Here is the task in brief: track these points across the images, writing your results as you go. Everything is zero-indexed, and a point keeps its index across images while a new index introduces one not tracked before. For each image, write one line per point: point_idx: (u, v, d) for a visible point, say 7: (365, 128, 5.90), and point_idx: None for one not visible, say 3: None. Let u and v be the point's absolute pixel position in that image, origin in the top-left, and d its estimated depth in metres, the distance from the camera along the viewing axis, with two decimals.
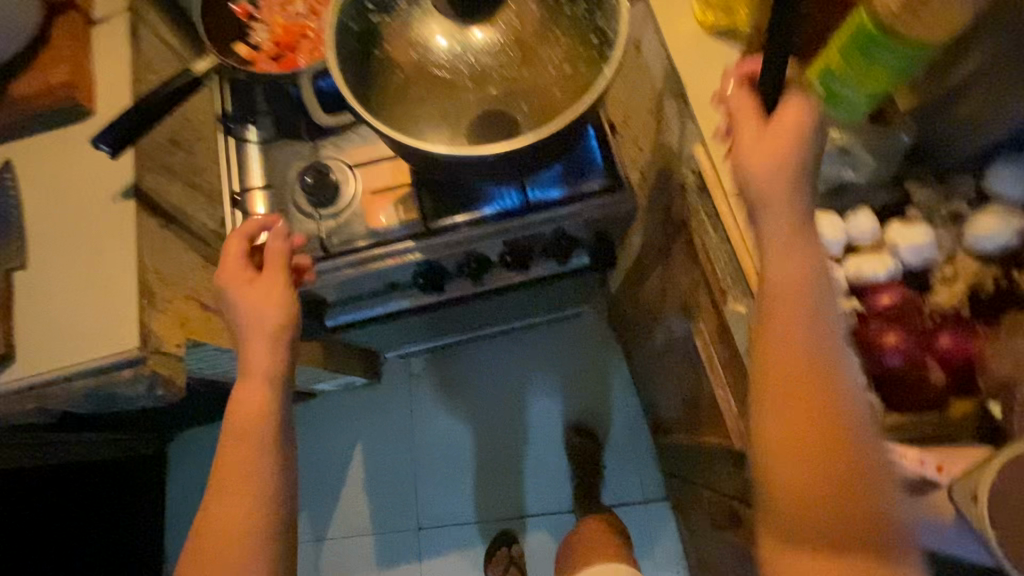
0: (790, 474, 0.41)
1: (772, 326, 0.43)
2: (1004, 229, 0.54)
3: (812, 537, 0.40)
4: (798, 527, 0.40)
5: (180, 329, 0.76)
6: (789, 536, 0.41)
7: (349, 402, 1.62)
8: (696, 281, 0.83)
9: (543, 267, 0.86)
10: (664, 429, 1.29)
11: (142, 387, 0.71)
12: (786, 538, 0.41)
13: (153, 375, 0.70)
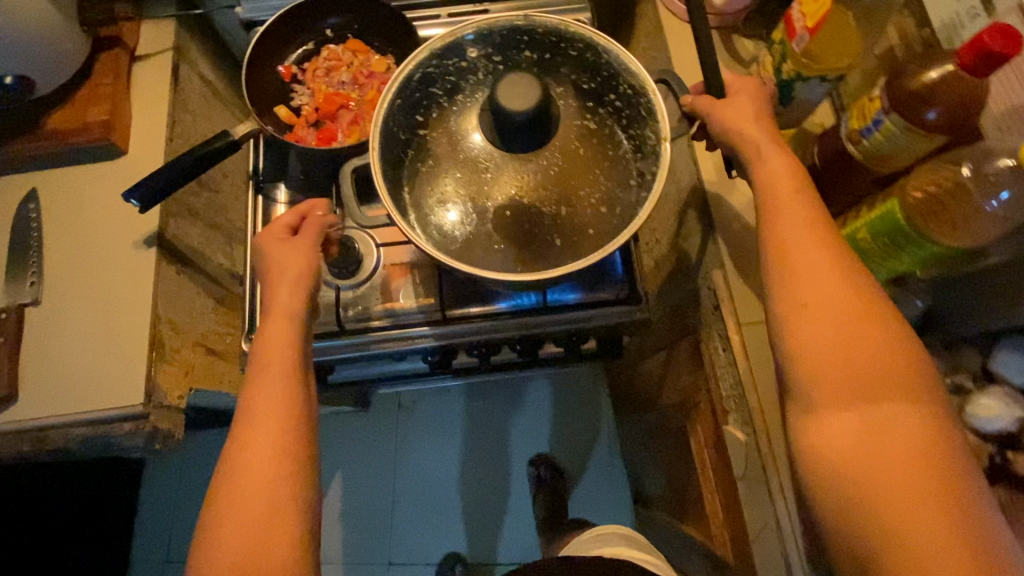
0: (847, 435, 0.41)
1: (799, 300, 0.44)
2: (1005, 413, 0.55)
3: (893, 494, 0.39)
4: (877, 488, 0.39)
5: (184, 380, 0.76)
6: (868, 498, 0.39)
7: (336, 427, 1.61)
8: (697, 387, 0.85)
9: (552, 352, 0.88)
10: (646, 501, 1.30)
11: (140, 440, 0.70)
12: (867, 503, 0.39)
13: (152, 430, 0.69)
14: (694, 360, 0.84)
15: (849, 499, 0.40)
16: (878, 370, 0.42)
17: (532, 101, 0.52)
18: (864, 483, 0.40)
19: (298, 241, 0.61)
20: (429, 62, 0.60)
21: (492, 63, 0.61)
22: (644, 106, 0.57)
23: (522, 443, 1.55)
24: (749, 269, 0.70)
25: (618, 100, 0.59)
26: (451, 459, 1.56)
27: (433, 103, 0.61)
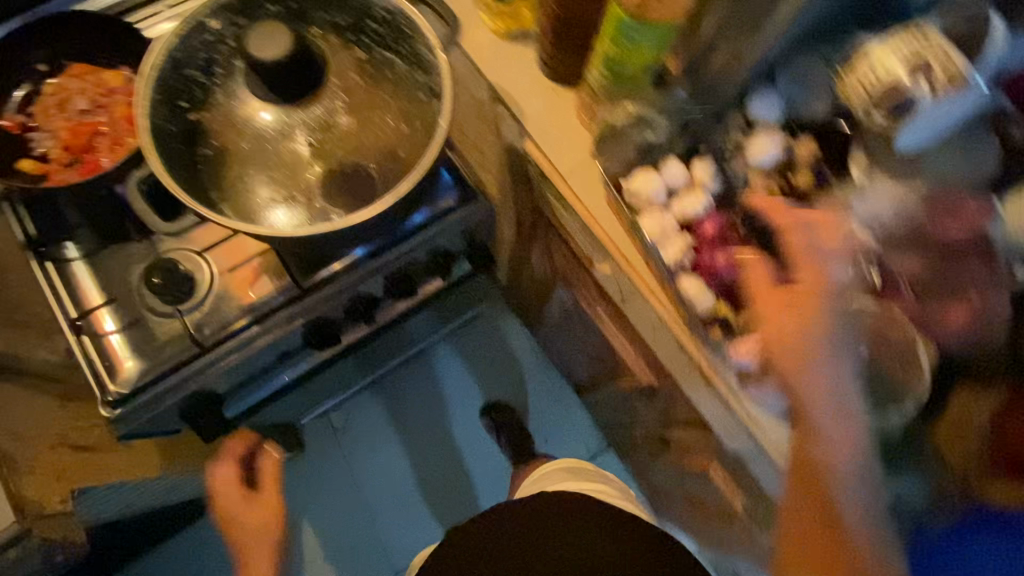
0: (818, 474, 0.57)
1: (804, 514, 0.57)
2: (772, 145, 0.67)
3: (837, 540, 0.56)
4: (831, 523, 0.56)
5: (58, 482, 0.69)
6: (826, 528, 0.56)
7: (273, 477, 1.51)
8: (566, 255, 0.91)
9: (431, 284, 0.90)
10: (587, 387, 1.40)
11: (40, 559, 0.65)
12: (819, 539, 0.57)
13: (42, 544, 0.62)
14: (552, 232, 0.90)
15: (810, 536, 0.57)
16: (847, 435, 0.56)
17: (284, 43, 0.50)
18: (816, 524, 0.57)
19: (258, 499, 0.79)
20: (170, 48, 0.57)
21: (237, 27, 0.59)
22: (402, 21, 0.58)
23: (464, 404, 1.58)
24: (554, 130, 0.76)
25: (378, 23, 0.60)
26: (407, 446, 1.56)
27: (196, 88, 0.58)
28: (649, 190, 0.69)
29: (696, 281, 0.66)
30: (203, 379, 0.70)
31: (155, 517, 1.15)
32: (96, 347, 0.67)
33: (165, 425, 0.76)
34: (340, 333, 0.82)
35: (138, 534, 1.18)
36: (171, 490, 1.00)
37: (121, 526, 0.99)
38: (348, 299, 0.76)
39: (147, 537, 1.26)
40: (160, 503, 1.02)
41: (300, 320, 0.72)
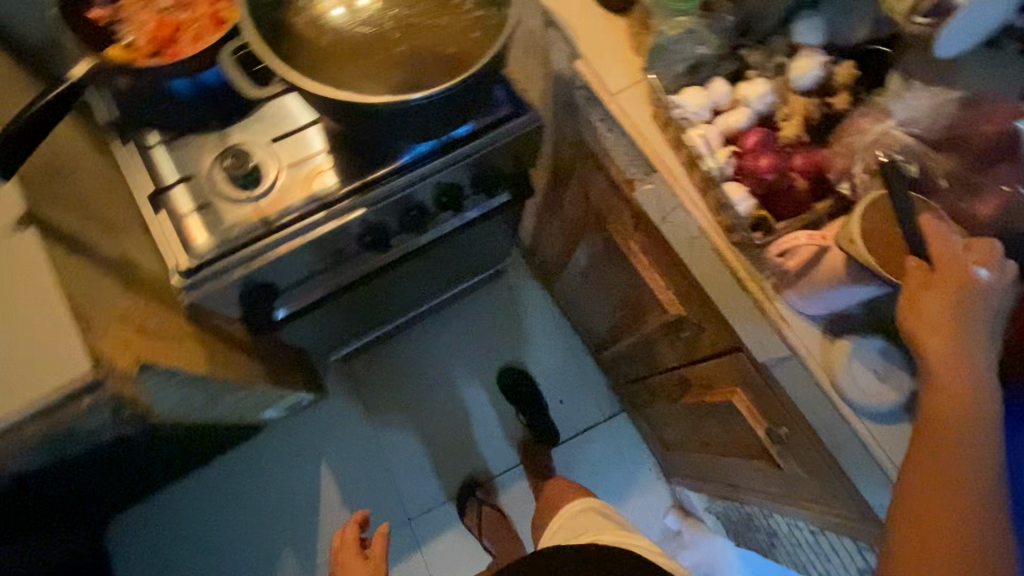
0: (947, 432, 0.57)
1: (920, 485, 0.57)
2: (815, 64, 0.71)
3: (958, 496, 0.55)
4: (951, 477, 0.56)
5: (125, 350, 0.71)
6: (946, 485, 0.56)
7: (297, 420, 1.59)
8: (604, 184, 0.95)
9: (473, 207, 0.95)
10: (609, 342, 1.45)
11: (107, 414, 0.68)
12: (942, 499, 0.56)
13: (115, 396, 0.67)
14: (592, 160, 0.94)
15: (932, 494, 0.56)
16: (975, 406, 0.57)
17: None
18: (935, 482, 0.56)
19: None
20: None
21: None
22: None
23: (483, 366, 1.67)
24: (605, 52, 0.81)
25: None
26: (427, 401, 1.64)
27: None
28: (694, 105, 0.74)
29: (736, 183, 0.71)
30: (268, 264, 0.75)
31: (187, 434, 1.19)
32: (173, 224, 0.72)
33: (223, 312, 0.80)
34: (389, 240, 0.87)
35: (169, 452, 1.23)
36: (212, 398, 1.05)
37: (162, 428, 1.04)
38: (404, 202, 0.81)
39: (176, 458, 1.31)
40: (198, 413, 1.07)
41: (359, 216, 0.77)
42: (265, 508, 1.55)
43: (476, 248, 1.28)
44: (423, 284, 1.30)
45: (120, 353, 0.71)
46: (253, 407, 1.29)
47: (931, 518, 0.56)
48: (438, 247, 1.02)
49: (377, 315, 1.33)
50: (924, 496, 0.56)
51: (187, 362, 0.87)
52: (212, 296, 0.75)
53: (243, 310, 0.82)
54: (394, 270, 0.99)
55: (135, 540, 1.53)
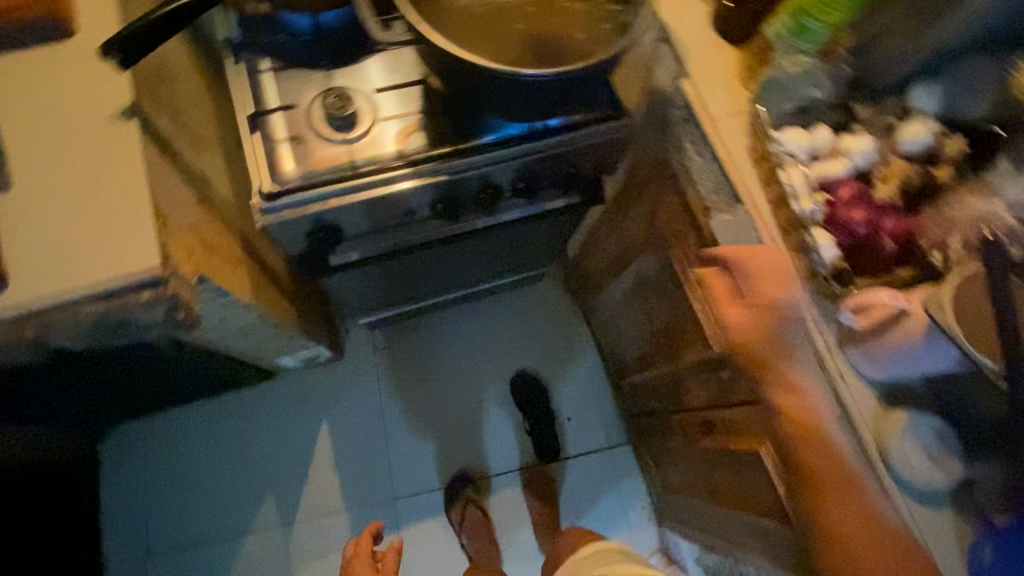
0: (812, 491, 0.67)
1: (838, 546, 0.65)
2: (925, 131, 0.70)
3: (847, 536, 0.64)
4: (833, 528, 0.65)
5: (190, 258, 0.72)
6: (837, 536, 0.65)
7: (308, 375, 1.59)
8: (675, 207, 0.94)
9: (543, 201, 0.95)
10: (632, 371, 1.43)
11: (160, 312, 0.69)
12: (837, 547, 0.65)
13: (174, 296, 0.68)
14: (669, 180, 0.94)
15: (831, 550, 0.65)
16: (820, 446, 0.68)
17: None
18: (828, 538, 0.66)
19: None
20: None
21: None
22: None
23: (499, 366, 1.66)
24: (713, 78, 0.81)
25: None
26: (437, 388, 1.63)
27: None
28: (798, 144, 0.72)
29: (823, 231, 0.69)
30: (345, 206, 0.75)
31: (209, 360, 1.21)
32: (266, 147, 0.74)
33: (287, 245, 0.81)
34: (458, 214, 0.87)
35: (186, 374, 1.24)
36: (245, 329, 1.06)
37: (191, 346, 1.05)
38: (484, 177, 0.81)
39: (189, 383, 1.32)
40: (226, 341, 1.08)
41: (441, 180, 0.77)
42: (258, 453, 1.55)
43: (527, 246, 1.28)
44: (465, 270, 1.31)
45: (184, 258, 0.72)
46: (274, 351, 1.30)
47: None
48: (497, 234, 1.02)
49: (414, 291, 1.33)
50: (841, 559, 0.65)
51: (233, 285, 0.88)
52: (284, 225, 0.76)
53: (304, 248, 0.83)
54: (450, 245, 0.99)
55: (127, 453, 1.54)
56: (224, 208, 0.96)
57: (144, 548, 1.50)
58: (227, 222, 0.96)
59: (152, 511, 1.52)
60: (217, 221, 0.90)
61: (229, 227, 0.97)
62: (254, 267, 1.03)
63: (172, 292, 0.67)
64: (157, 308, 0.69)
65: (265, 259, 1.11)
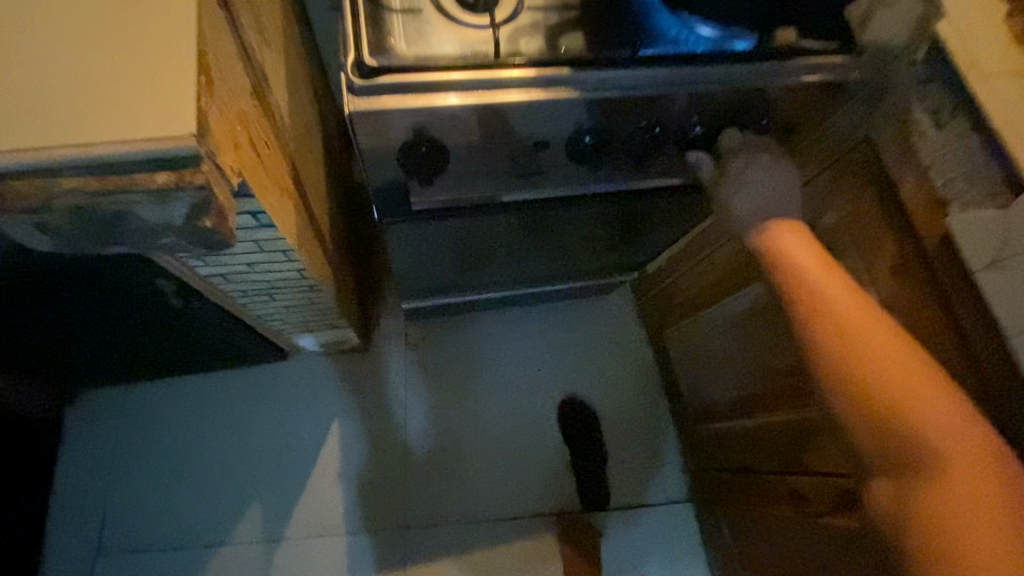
0: (901, 418, 0.55)
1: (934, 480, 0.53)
2: None
3: (946, 481, 0.52)
4: (920, 464, 0.54)
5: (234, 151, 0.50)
6: (916, 471, 0.54)
7: (326, 363, 1.35)
8: (868, 203, 0.71)
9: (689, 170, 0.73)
10: (720, 416, 1.17)
11: (180, 207, 0.47)
12: (924, 484, 0.53)
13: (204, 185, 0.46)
14: (866, 168, 0.71)
15: (907, 485, 0.55)
16: (910, 371, 0.56)
17: None
18: (897, 467, 0.56)
19: None
20: None
21: None
22: None
23: (547, 389, 1.40)
24: (979, 29, 0.60)
25: None
26: (472, 403, 1.37)
27: None
28: None
29: None
30: (461, 110, 0.54)
31: (218, 322, 0.96)
32: (373, 14, 0.53)
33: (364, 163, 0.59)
34: (598, 166, 0.64)
35: (186, 336, 1.00)
36: (273, 281, 0.82)
37: (200, 290, 0.81)
38: (648, 110, 0.59)
39: (187, 348, 1.08)
40: (244, 294, 0.84)
41: (606, 94, 0.56)
42: (253, 444, 1.29)
43: (623, 242, 1.04)
44: (543, 263, 1.07)
45: (229, 149, 0.49)
46: (296, 325, 1.06)
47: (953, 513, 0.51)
48: (618, 209, 0.79)
49: (474, 282, 1.09)
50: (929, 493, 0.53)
51: (276, 215, 0.65)
52: (371, 126, 0.55)
53: (387, 173, 0.60)
54: (559, 215, 0.76)
55: (99, 422, 1.29)
56: (281, 121, 0.74)
57: (95, 541, 1.22)
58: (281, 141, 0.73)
59: (113, 497, 1.25)
60: (271, 130, 0.68)
61: (281, 147, 0.74)
62: (300, 207, 0.80)
63: (203, 180, 0.45)
64: (176, 202, 0.47)
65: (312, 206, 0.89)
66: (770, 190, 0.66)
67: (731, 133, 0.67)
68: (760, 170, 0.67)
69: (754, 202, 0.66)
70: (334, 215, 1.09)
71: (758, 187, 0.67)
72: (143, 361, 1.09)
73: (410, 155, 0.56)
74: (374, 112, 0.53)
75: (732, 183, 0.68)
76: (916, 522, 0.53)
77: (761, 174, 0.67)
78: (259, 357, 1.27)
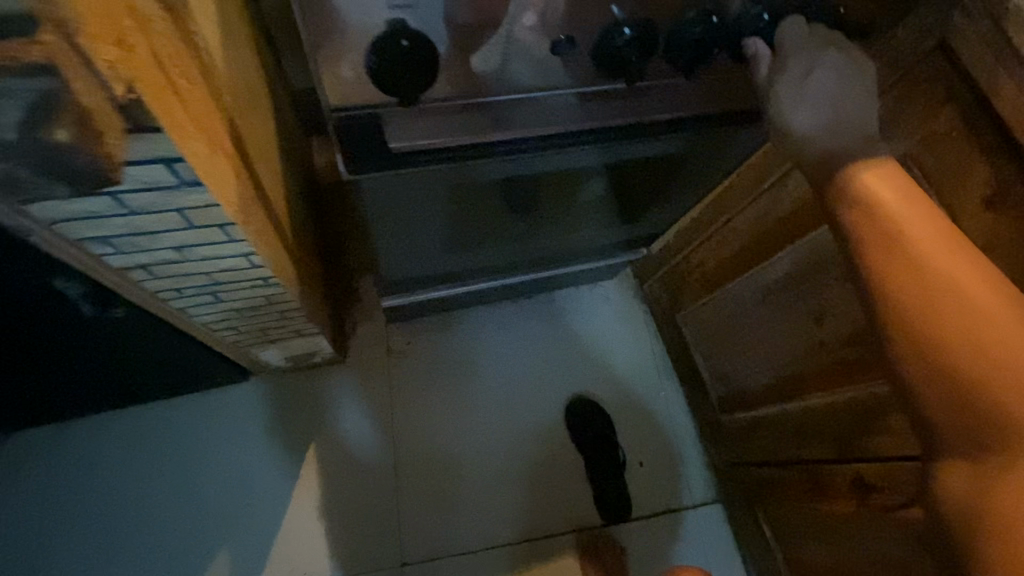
0: (994, 398, 0.43)
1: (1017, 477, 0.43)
2: None
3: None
4: (1009, 450, 0.43)
5: (114, 35, 0.33)
6: (1001, 458, 0.44)
7: (295, 381, 1.16)
8: (952, 121, 0.59)
9: (727, 88, 0.59)
10: (753, 403, 1.03)
11: None
12: (1006, 474, 0.43)
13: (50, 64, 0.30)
14: (942, 78, 0.59)
15: (987, 477, 0.44)
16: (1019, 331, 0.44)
17: None
18: (973, 450, 0.45)
19: None
20: None
21: None
22: None
23: (552, 391, 1.24)
24: None
25: None
26: (468, 414, 1.20)
27: None
28: None
29: None
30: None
31: (153, 338, 0.78)
32: None
33: (327, 72, 0.44)
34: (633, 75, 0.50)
35: (114, 358, 0.80)
36: (215, 277, 0.64)
37: (120, 294, 0.62)
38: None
39: (119, 374, 0.88)
40: (180, 296, 0.66)
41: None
42: (214, 485, 1.09)
43: (636, 210, 0.90)
44: (545, 240, 0.91)
45: (103, 26, 0.32)
46: (255, 336, 0.87)
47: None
48: (646, 151, 0.64)
49: (464, 268, 0.92)
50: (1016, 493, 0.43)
51: (205, 168, 0.47)
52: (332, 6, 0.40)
53: (360, 91, 0.46)
54: (575, 160, 0.61)
55: (20, 475, 1.07)
56: (211, 61, 0.56)
57: None
58: (213, 86, 0.56)
59: (41, 565, 1.03)
60: (192, 59, 0.50)
61: (213, 94, 0.57)
62: (246, 177, 0.62)
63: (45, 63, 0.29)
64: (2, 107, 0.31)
65: (263, 181, 0.71)
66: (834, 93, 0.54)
67: (794, 24, 0.54)
68: (826, 66, 0.54)
69: (820, 109, 0.53)
70: (293, 202, 0.91)
71: (823, 91, 0.54)
72: (64, 397, 0.89)
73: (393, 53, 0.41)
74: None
75: (790, 87, 0.54)
76: (993, 519, 0.44)
77: (830, 74, 0.54)
78: (215, 380, 1.07)
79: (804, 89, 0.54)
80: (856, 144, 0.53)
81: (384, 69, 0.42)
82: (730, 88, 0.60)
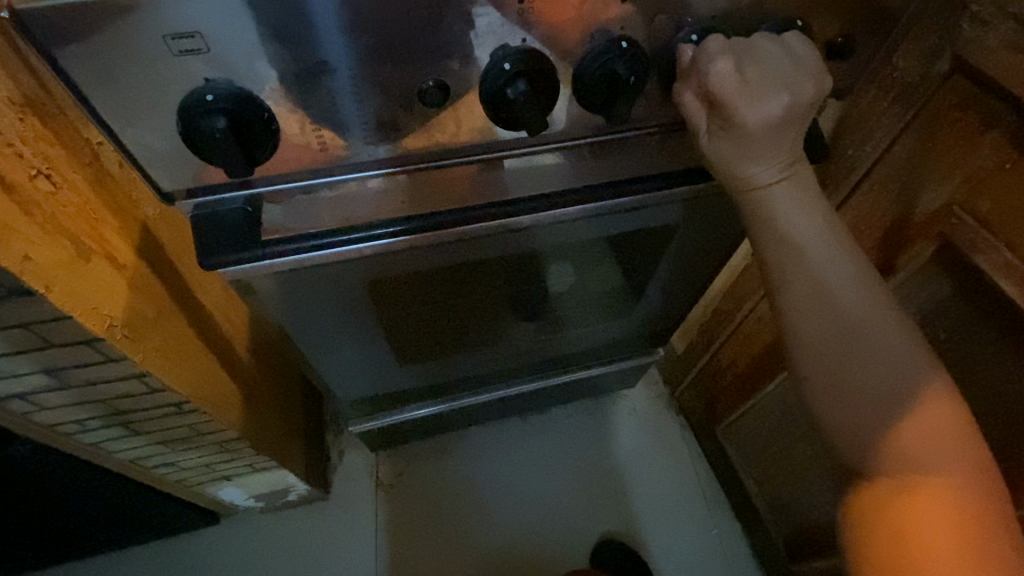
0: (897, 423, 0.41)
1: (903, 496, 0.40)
2: None
3: (922, 491, 0.40)
4: (906, 477, 0.41)
5: None
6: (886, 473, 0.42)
7: (273, 523, 1.01)
8: (1002, 151, 0.45)
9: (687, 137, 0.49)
10: (831, 544, 0.78)
11: None
12: (895, 495, 0.41)
13: None
14: (970, 104, 0.46)
15: (877, 500, 0.42)
16: (900, 351, 0.42)
17: None
18: (884, 496, 0.41)
19: None
20: None
21: None
22: None
23: (572, 530, 1.02)
24: None
25: None
26: (472, 561, 0.99)
27: None
28: None
29: None
30: (259, 10, 0.32)
31: (81, 477, 0.69)
32: None
33: (176, 150, 0.39)
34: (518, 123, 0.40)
35: (41, 504, 0.72)
36: (117, 403, 0.55)
37: (16, 430, 0.55)
38: (596, 18, 0.38)
39: (57, 523, 0.78)
40: (86, 426, 0.58)
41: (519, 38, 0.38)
42: None
43: (633, 302, 0.77)
44: (528, 342, 0.78)
45: None
46: (202, 472, 0.76)
47: (898, 535, 0.40)
48: (605, 223, 0.54)
49: (441, 380, 0.80)
50: (902, 518, 0.40)
51: (52, 276, 0.41)
52: (127, 56, 0.33)
53: (191, 159, 0.39)
54: (519, 240, 0.52)
55: None
56: (121, 172, 0.52)
57: None
58: (118, 197, 0.50)
59: None
60: (76, 168, 0.45)
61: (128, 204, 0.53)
62: (166, 289, 0.56)
63: None
64: None
65: (202, 298, 0.64)
66: (779, 130, 0.40)
67: (765, 40, 0.40)
68: (784, 92, 0.39)
69: (751, 151, 0.41)
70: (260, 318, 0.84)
71: (767, 129, 0.40)
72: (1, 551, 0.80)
73: (223, 105, 0.35)
74: (142, 59, 0.33)
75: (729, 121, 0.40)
76: (875, 533, 0.42)
77: (788, 105, 0.39)
78: (177, 528, 0.94)
79: (749, 137, 0.40)
80: (781, 184, 0.42)
81: (192, 130, 0.36)
82: (678, 136, 0.49)
